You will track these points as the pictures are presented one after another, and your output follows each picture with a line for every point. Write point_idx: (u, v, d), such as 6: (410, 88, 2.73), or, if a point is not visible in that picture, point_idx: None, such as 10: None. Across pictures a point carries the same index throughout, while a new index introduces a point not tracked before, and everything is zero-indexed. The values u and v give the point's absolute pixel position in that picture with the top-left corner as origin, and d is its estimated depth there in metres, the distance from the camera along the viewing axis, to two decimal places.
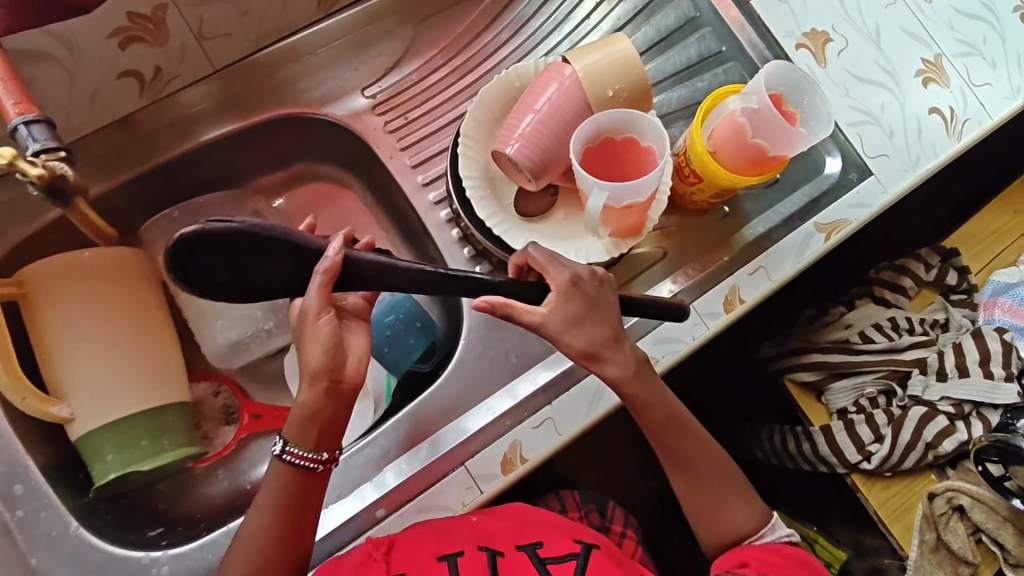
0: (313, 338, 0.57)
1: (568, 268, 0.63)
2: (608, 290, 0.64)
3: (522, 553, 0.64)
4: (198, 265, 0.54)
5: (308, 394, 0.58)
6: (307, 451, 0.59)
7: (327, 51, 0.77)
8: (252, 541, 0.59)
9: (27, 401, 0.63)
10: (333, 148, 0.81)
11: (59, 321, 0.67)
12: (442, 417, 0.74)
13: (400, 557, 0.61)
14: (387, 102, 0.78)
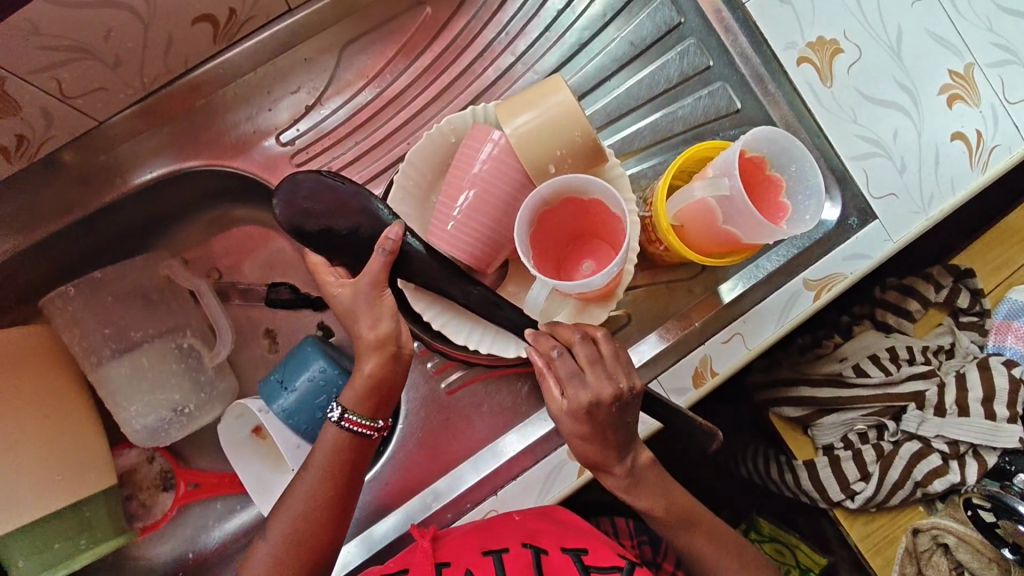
0: (373, 310, 0.54)
1: (589, 388, 0.52)
2: (630, 410, 0.54)
3: (566, 556, 0.62)
4: (308, 205, 0.54)
5: (374, 365, 0.55)
6: (364, 418, 0.57)
7: (236, 88, 0.67)
8: (304, 504, 0.57)
9: None
10: (255, 194, 0.73)
11: None
12: (397, 493, 0.69)
13: (447, 549, 0.61)
14: (307, 149, 0.68)
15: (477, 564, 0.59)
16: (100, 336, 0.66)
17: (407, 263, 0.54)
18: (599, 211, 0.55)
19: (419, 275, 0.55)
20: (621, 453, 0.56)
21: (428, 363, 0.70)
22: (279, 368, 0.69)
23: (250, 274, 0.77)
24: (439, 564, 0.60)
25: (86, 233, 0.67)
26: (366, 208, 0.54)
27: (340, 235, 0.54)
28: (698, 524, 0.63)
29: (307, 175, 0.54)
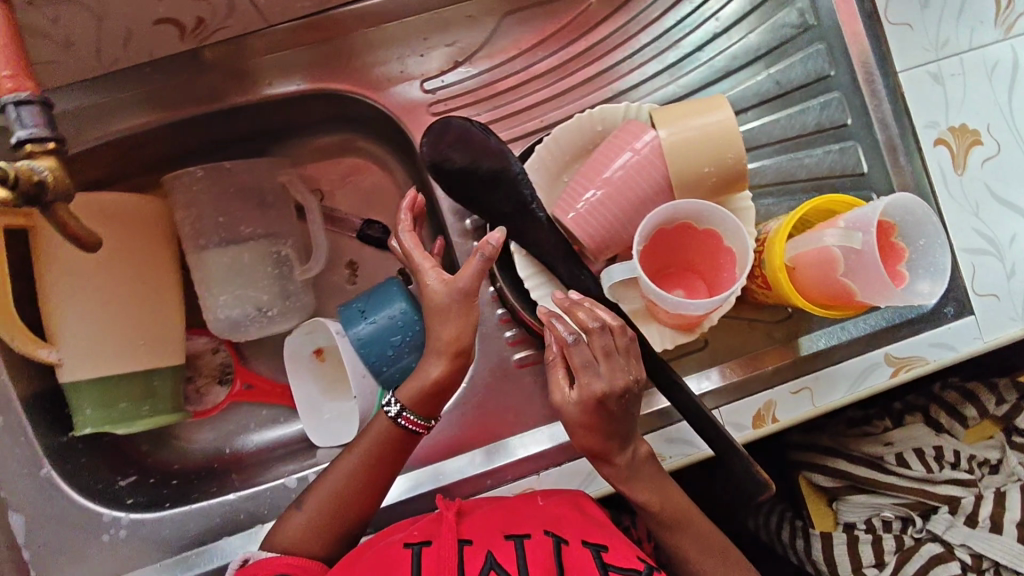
0: (460, 316, 0.60)
1: (602, 378, 0.54)
2: (636, 403, 0.56)
3: (586, 549, 0.58)
4: (451, 146, 0.58)
5: (437, 369, 0.61)
6: (421, 417, 0.63)
7: (397, 28, 0.69)
8: (344, 478, 0.62)
9: (17, 341, 0.61)
10: (382, 131, 0.75)
11: (60, 261, 0.64)
12: (439, 449, 0.70)
13: (468, 528, 0.60)
14: (446, 102, 0.69)
15: (497, 545, 0.57)
16: (213, 223, 0.69)
17: (530, 228, 0.58)
18: (716, 251, 0.56)
19: (533, 248, 0.58)
20: (621, 445, 0.57)
21: (505, 332, 0.71)
22: (362, 297, 0.71)
23: (351, 204, 0.80)
24: (461, 540, 0.58)
25: (219, 123, 0.71)
26: (503, 164, 0.58)
27: (470, 186, 0.59)
28: (699, 548, 0.62)
29: (458, 120, 0.59)
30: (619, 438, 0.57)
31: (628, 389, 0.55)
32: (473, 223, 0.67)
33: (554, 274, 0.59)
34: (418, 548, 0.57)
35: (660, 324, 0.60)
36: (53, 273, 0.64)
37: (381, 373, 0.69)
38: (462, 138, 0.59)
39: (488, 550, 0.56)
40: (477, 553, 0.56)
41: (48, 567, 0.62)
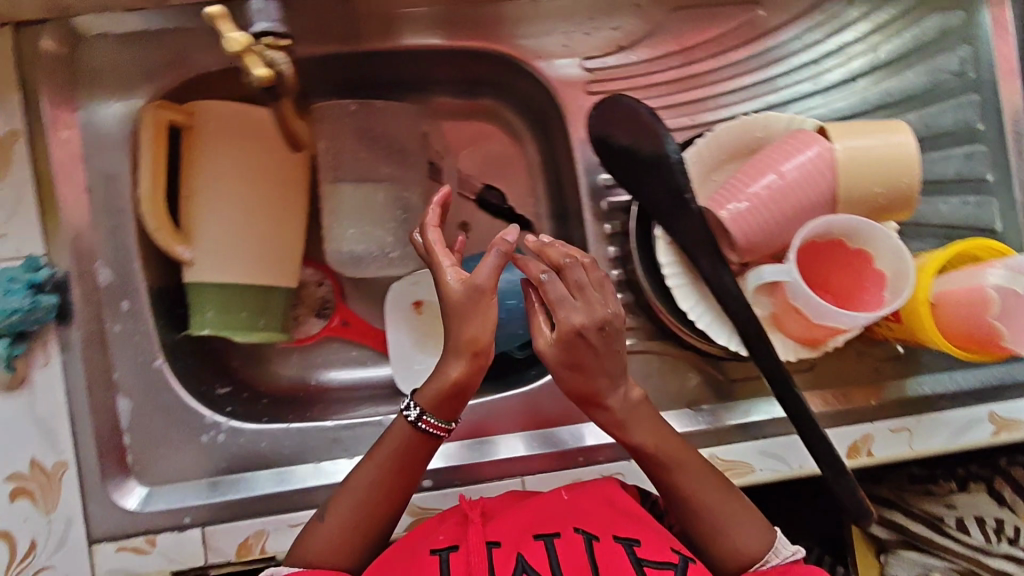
0: (482, 313, 0.52)
1: (579, 310, 0.51)
2: (619, 343, 0.52)
3: (618, 544, 0.54)
4: (618, 122, 0.60)
5: (457, 370, 0.54)
6: (441, 421, 0.56)
7: (568, 2, 0.70)
8: (362, 490, 0.56)
9: (160, 233, 0.63)
10: (524, 101, 0.76)
11: (211, 166, 0.65)
12: (517, 419, 0.70)
13: (496, 529, 0.56)
14: (604, 82, 0.69)
15: (527, 547, 0.53)
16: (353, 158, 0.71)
17: (679, 218, 0.59)
18: (857, 272, 0.57)
19: (678, 236, 0.59)
20: (613, 384, 0.53)
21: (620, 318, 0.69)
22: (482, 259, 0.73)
23: (475, 166, 0.81)
24: (490, 542, 0.54)
25: (374, 64, 0.72)
26: (660, 146, 0.58)
27: (630, 168, 0.60)
28: (698, 489, 0.56)
29: (628, 97, 0.60)
30: (609, 370, 0.52)
31: (606, 322, 0.51)
32: (609, 204, 0.69)
33: (695, 268, 0.59)
34: (446, 554, 0.53)
35: (780, 330, 0.60)
36: (201, 176, 0.65)
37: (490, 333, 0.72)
38: (629, 117, 0.60)
39: (516, 553, 0.52)
40: (506, 558, 0.52)
41: (145, 453, 0.65)
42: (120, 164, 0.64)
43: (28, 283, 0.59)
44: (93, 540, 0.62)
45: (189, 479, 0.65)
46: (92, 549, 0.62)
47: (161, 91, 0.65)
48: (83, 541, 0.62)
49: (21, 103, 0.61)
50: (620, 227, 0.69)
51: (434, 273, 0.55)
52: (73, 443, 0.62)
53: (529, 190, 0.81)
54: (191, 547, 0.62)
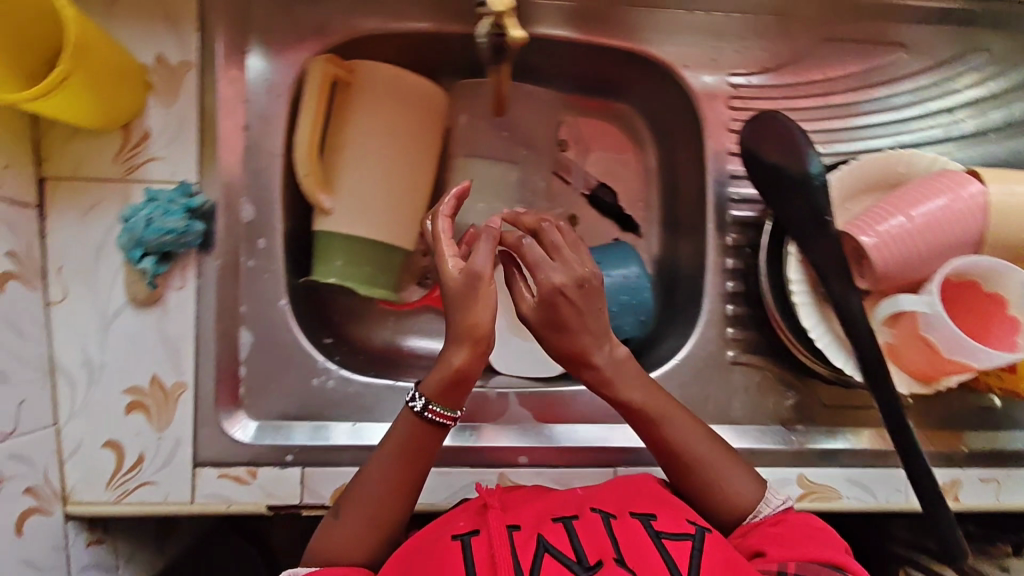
0: (483, 294, 0.51)
1: (563, 269, 0.53)
2: (599, 297, 0.54)
3: (634, 520, 0.53)
4: (770, 137, 0.62)
5: (461, 359, 0.52)
6: (445, 410, 0.54)
7: (723, 19, 0.71)
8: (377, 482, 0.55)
9: (307, 178, 0.64)
10: (656, 107, 0.78)
11: (361, 122, 0.67)
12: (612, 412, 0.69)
13: (512, 513, 0.54)
14: (745, 99, 0.71)
15: (547, 528, 0.52)
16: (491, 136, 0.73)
17: (819, 241, 0.60)
18: (977, 310, 0.58)
19: (814, 256, 0.60)
20: (598, 342, 0.55)
21: (727, 329, 0.71)
22: (596, 251, 0.74)
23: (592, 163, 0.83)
24: (509, 525, 0.52)
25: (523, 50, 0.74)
26: (804, 163, 0.61)
27: (776, 184, 0.62)
28: (687, 446, 0.58)
29: (784, 116, 0.63)
30: (594, 324, 0.54)
31: (584, 273, 0.53)
32: (735, 215, 0.72)
33: (827, 290, 0.60)
34: (467, 538, 0.51)
35: (893, 355, 0.61)
36: (356, 135, 0.67)
37: None
38: (781, 136, 0.62)
39: (538, 534, 0.51)
40: (528, 539, 0.51)
41: (255, 389, 0.66)
42: (280, 109, 0.67)
43: (186, 207, 0.62)
44: (197, 463, 0.64)
45: (291, 418, 0.67)
46: (195, 471, 0.64)
47: (327, 45, 0.67)
48: (187, 461, 0.64)
49: (198, 37, 0.64)
50: (740, 239, 0.71)
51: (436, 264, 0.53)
52: (193, 366, 0.64)
53: (642, 195, 0.83)
54: (289, 487, 0.64)
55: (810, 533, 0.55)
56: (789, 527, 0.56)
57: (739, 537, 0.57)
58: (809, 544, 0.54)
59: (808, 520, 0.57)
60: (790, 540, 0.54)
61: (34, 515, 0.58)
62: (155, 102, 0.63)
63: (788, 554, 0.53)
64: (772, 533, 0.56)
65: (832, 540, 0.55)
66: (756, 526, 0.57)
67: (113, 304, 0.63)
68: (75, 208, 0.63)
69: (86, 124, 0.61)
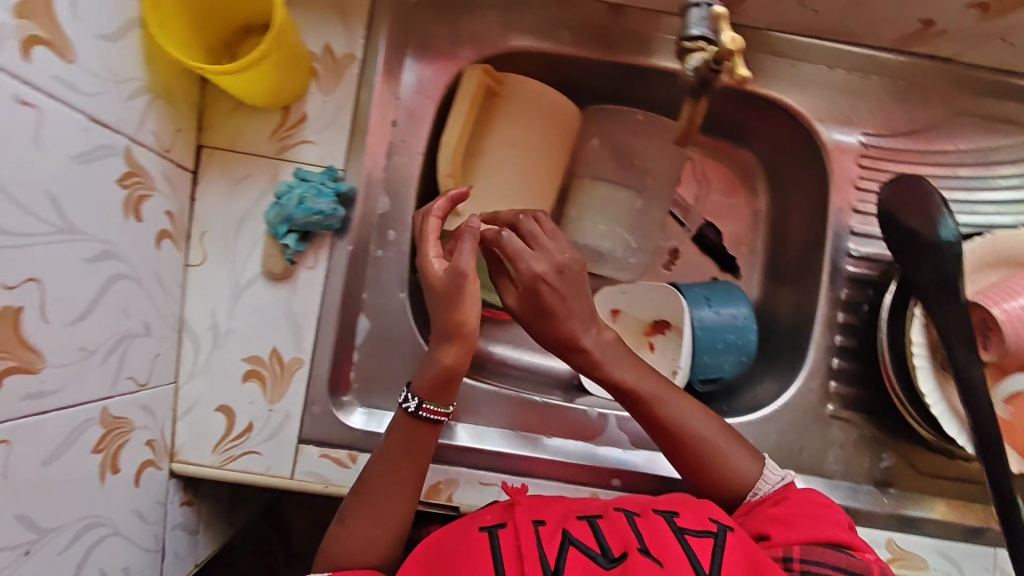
0: (471, 295, 0.54)
1: (545, 258, 0.61)
2: (581, 280, 0.62)
3: (657, 516, 0.54)
4: (907, 199, 0.64)
5: (452, 356, 0.56)
6: (439, 406, 0.57)
7: (864, 79, 0.72)
8: (382, 479, 0.56)
9: (447, 179, 0.65)
10: (777, 155, 0.79)
11: (503, 131, 0.68)
12: None
13: (537, 509, 0.55)
14: (875, 159, 0.73)
15: (572, 524, 0.53)
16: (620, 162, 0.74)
17: (950, 310, 0.60)
18: None
19: (942, 324, 0.61)
20: (584, 325, 0.63)
21: (830, 382, 0.72)
22: (704, 287, 0.76)
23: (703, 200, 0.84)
24: (535, 520, 0.53)
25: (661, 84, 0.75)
26: (935, 224, 0.62)
27: (909, 248, 0.63)
28: (683, 428, 0.62)
29: (923, 180, 0.64)
30: (578, 309, 0.62)
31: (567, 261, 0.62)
32: (853, 269, 0.73)
33: (951, 360, 0.60)
34: (495, 530, 0.52)
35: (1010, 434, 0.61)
36: (495, 141, 0.68)
37: (698, 359, 0.74)
38: (916, 198, 0.64)
39: (563, 529, 0.52)
40: (553, 532, 0.52)
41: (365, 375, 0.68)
42: (427, 112, 0.68)
43: (334, 191, 0.64)
44: (301, 439, 0.65)
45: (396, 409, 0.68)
46: (299, 447, 0.65)
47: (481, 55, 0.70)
48: (293, 437, 0.65)
49: (365, 33, 0.66)
50: (854, 295, 0.72)
51: (421, 265, 0.57)
52: (312, 345, 0.66)
53: (747, 237, 0.84)
54: None
55: (814, 511, 0.57)
56: (791, 505, 0.58)
57: (741, 514, 0.60)
58: (813, 524, 0.56)
59: (810, 496, 0.59)
60: (792, 519, 0.56)
61: (150, 467, 0.60)
62: (316, 88, 0.65)
63: (792, 535, 0.55)
64: (776, 512, 0.58)
65: (836, 518, 0.57)
66: (758, 504, 0.60)
67: (246, 274, 0.65)
68: (225, 178, 0.65)
69: (251, 100, 0.63)
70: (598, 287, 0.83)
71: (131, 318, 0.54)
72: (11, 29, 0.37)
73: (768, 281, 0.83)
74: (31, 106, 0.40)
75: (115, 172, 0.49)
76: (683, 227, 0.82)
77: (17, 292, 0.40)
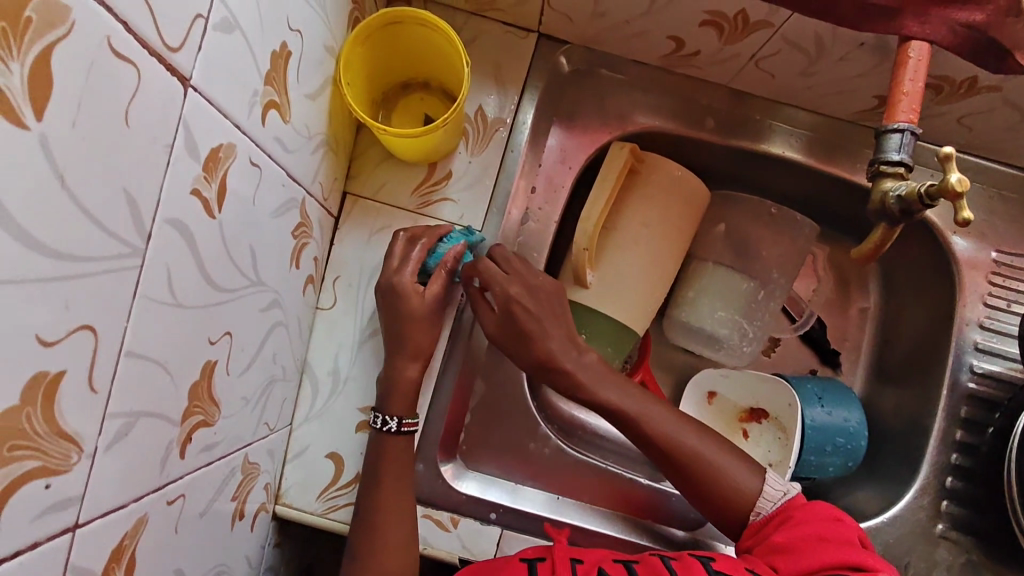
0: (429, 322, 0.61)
1: (514, 277, 0.61)
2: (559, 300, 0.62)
3: (693, 559, 0.51)
4: None
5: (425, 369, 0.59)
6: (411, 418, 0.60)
7: (998, 196, 0.73)
8: (398, 519, 0.57)
9: (582, 253, 0.65)
10: (895, 256, 0.79)
11: (638, 210, 0.68)
12: None
13: (579, 549, 0.54)
14: (1005, 276, 0.72)
15: (608, 563, 0.51)
16: (743, 247, 0.75)
17: None
18: None
19: None
20: (563, 346, 0.61)
21: (941, 501, 0.71)
22: (816, 384, 0.76)
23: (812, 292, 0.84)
24: (573, 558, 0.52)
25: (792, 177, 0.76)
26: None
27: None
28: (677, 435, 0.60)
29: None
30: (556, 329, 0.61)
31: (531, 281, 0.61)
32: (973, 388, 0.71)
33: None
34: (534, 563, 0.51)
35: None
36: (632, 219, 0.68)
37: (804, 459, 0.74)
38: None
39: (600, 568, 0.50)
40: (590, 570, 0.50)
41: (476, 439, 0.67)
42: (566, 180, 0.70)
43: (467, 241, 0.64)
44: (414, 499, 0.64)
45: (507, 477, 0.68)
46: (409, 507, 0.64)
47: (625, 131, 0.71)
48: None
49: (517, 100, 0.68)
50: (975, 414, 0.71)
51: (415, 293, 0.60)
52: (428, 403, 0.65)
53: (851, 334, 0.83)
54: (487, 543, 0.63)
55: (820, 536, 0.52)
56: (798, 531, 0.53)
57: (750, 538, 0.57)
58: (821, 553, 0.51)
59: (819, 518, 0.54)
60: (799, 548, 0.52)
61: (261, 512, 0.58)
62: (464, 149, 0.67)
63: (797, 567, 0.50)
64: (781, 541, 0.53)
65: (846, 541, 0.51)
66: (763, 526, 0.57)
67: (373, 323, 0.65)
68: (366, 227, 0.65)
69: (403, 156, 0.64)
70: (697, 368, 0.83)
71: (277, 363, 0.53)
72: (260, 95, 0.39)
73: (872, 381, 0.82)
74: (257, 166, 0.40)
75: (293, 223, 0.50)
76: (794, 322, 0.81)
77: (216, 346, 0.39)
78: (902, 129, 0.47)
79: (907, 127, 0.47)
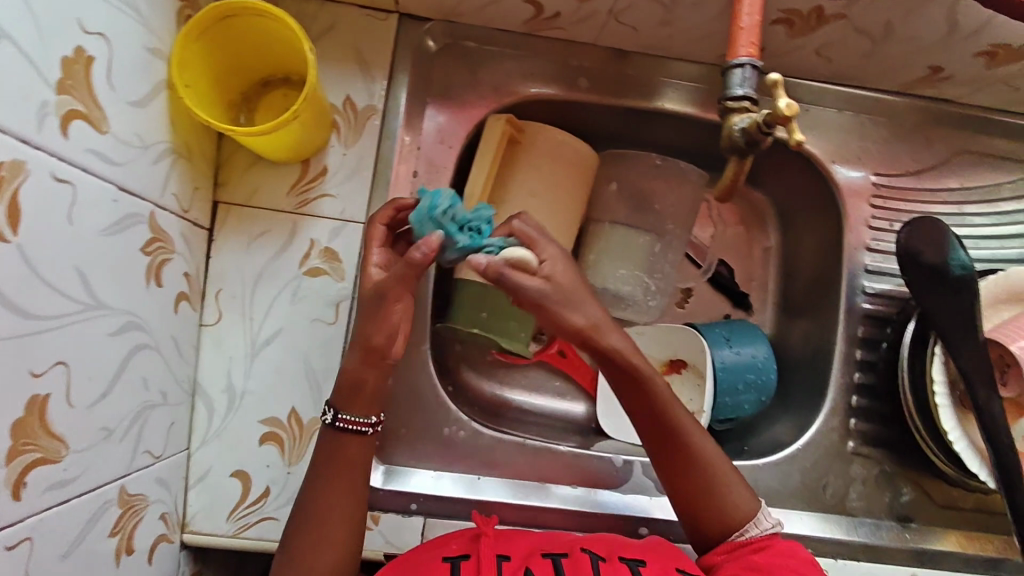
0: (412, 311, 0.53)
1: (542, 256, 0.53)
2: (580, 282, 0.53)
3: (621, 564, 0.50)
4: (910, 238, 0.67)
5: None
6: (359, 416, 0.54)
7: (871, 122, 0.75)
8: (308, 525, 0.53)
9: None
10: (786, 192, 0.81)
11: (524, 179, 0.68)
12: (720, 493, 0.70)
13: (504, 543, 0.52)
14: (886, 196, 0.75)
15: (536, 561, 0.49)
16: (636, 204, 0.75)
17: (968, 346, 0.62)
18: None
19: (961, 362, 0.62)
20: None
21: (849, 420, 0.73)
22: (724, 326, 0.78)
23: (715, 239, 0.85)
24: (500, 555, 0.50)
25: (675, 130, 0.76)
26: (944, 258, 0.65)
27: (932, 287, 0.65)
28: None
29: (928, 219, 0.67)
30: None
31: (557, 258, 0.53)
32: (868, 309, 0.74)
33: (970, 386, 0.62)
34: (458, 562, 0.49)
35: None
36: (517, 190, 0.68)
37: (720, 401, 0.75)
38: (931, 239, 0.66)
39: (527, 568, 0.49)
40: (516, 569, 0.49)
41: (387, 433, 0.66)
42: (448, 160, 0.68)
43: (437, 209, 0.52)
44: None
45: (424, 467, 0.66)
46: None
47: (502, 103, 0.70)
48: None
49: (386, 85, 0.66)
50: (871, 333, 0.74)
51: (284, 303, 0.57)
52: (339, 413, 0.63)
53: (757, 273, 0.85)
54: (411, 536, 0.63)
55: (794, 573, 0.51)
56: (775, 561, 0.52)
57: (720, 555, 0.55)
58: None
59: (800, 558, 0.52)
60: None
61: (163, 543, 0.54)
62: (337, 141, 0.65)
63: None
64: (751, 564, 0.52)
65: None
66: (740, 546, 0.54)
67: (263, 332, 0.62)
68: (241, 234, 0.63)
69: (272, 156, 0.62)
70: None
71: (151, 388, 0.50)
72: (53, 106, 0.36)
73: (780, 318, 0.84)
74: (68, 183, 0.38)
75: (140, 239, 0.47)
76: (699, 268, 0.83)
77: (43, 379, 0.37)
78: (739, 64, 0.47)
79: (745, 61, 0.47)
